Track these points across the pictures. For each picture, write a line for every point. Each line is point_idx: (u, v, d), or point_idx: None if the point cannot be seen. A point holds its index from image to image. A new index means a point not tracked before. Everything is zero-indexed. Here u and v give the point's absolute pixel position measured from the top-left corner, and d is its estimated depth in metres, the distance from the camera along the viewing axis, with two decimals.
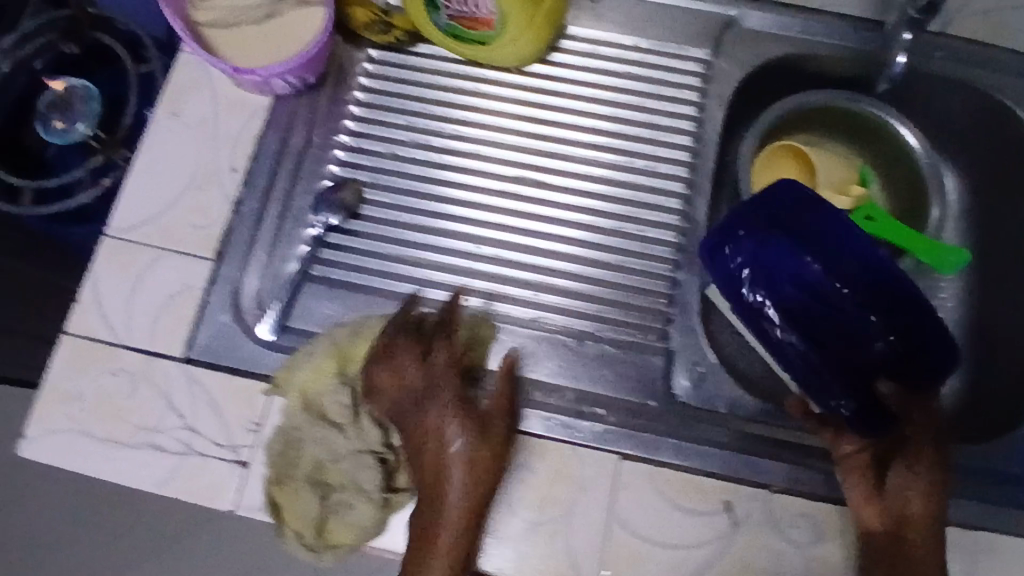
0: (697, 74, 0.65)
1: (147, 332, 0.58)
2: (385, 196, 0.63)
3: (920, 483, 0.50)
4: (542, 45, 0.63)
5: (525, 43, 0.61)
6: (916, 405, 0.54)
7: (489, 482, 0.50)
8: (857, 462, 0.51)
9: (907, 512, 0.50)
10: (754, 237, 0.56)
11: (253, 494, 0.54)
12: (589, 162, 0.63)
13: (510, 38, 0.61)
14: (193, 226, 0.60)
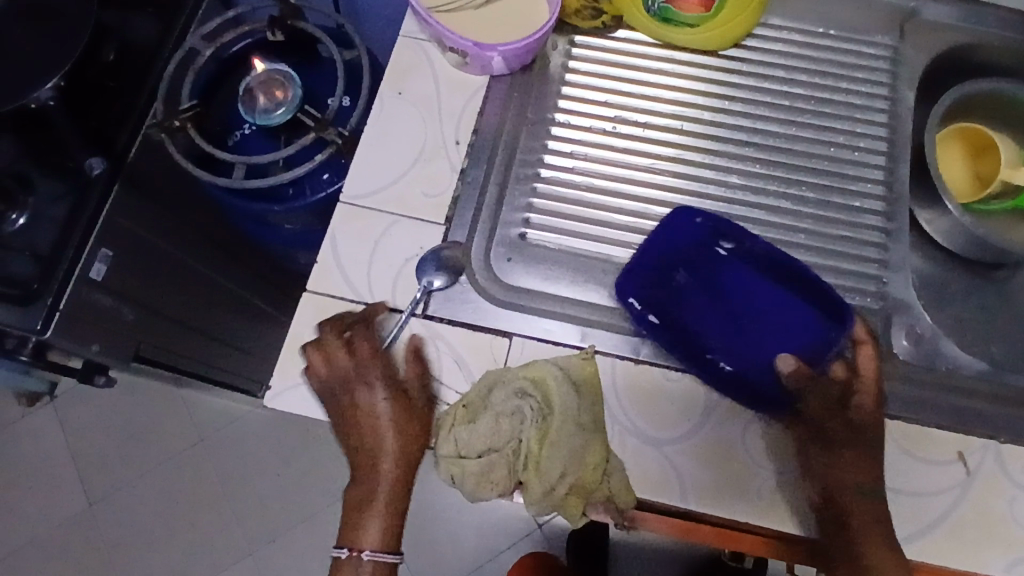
0: (880, 59, 0.69)
1: (388, 290, 0.61)
2: (596, 168, 0.66)
3: (850, 464, 0.53)
4: (735, 36, 0.68)
5: (712, 36, 0.67)
6: (812, 380, 0.56)
7: None
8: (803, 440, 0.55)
9: (841, 487, 0.53)
10: (655, 303, 0.61)
11: (475, 440, 0.54)
12: (792, 137, 0.67)
13: (695, 32, 0.67)
14: (424, 194, 0.64)
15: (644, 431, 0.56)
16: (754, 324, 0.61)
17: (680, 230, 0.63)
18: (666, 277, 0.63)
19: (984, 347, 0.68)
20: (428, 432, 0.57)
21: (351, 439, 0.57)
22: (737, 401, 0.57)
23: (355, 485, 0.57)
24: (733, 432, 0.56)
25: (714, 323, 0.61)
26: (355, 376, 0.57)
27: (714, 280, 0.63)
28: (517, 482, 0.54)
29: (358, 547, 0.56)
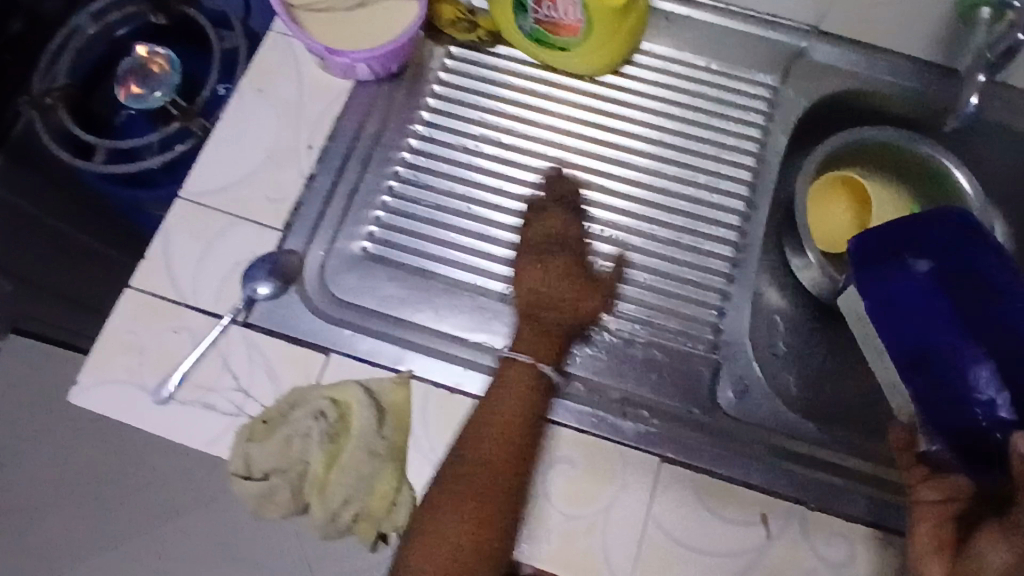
0: (760, 100, 0.67)
1: (212, 294, 0.59)
2: (451, 188, 0.64)
3: (996, 557, 0.44)
4: (612, 62, 0.66)
5: (582, 64, 0.66)
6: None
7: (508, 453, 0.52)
8: (939, 507, 0.51)
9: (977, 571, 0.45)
10: (875, 270, 0.54)
11: (261, 460, 0.53)
12: (653, 172, 0.65)
13: (565, 61, 0.66)
14: (266, 198, 0.62)
15: (445, 464, 0.55)
16: (960, 379, 0.47)
17: (937, 235, 0.53)
18: (937, 305, 0.49)
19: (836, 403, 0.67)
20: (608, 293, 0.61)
21: (536, 266, 0.59)
22: (548, 438, 0.56)
23: (552, 303, 0.58)
24: (535, 472, 0.55)
25: (905, 332, 0.51)
26: (551, 241, 0.61)
27: (977, 320, 0.49)
28: (301, 504, 0.53)
29: (537, 357, 0.56)
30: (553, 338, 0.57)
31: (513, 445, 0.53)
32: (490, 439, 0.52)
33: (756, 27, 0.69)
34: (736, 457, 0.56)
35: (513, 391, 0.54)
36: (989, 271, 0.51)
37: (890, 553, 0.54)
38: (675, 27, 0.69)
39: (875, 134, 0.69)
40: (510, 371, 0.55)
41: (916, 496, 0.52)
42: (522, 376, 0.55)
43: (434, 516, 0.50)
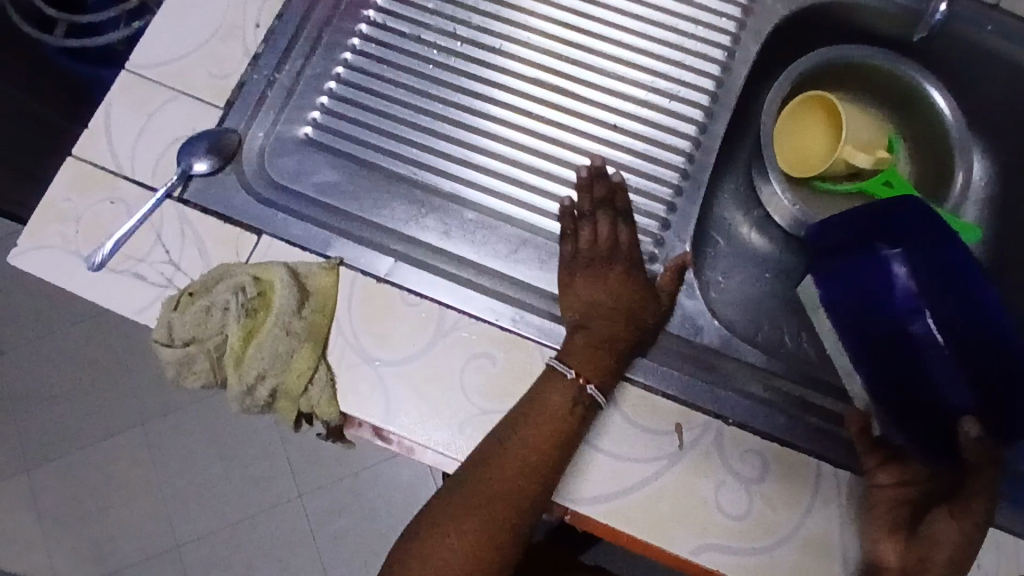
0: (734, 6, 0.64)
1: (150, 168, 0.59)
2: (400, 77, 0.62)
3: (951, 535, 0.47)
4: None
5: None
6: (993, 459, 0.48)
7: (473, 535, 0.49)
8: (891, 493, 0.51)
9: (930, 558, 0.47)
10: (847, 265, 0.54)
11: (182, 329, 0.53)
12: (612, 74, 0.63)
13: None
14: (210, 75, 0.61)
15: (366, 348, 0.55)
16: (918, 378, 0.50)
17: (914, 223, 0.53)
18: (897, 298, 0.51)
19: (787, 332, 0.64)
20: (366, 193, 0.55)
21: (583, 278, 0.56)
22: (469, 335, 0.55)
23: None
24: (452, 365, 0.55)
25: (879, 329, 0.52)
26: (597, 257, 0.56)
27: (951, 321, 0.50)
28: (219, 375, 0.54)
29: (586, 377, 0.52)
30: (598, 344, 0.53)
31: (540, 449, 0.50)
32: (513, 455, 0.50)
33: None
34: (654, 367, 0.56)
35: (551, 420, 0.51)
36: (962, 266, 0.50)
37: (805, 477, 0.53)
38: None
39: (848, 54, 0.66)
40: (557, 389, 0.52)
41: (873, 480, 0.52)
42: (555, 415, 0.51)
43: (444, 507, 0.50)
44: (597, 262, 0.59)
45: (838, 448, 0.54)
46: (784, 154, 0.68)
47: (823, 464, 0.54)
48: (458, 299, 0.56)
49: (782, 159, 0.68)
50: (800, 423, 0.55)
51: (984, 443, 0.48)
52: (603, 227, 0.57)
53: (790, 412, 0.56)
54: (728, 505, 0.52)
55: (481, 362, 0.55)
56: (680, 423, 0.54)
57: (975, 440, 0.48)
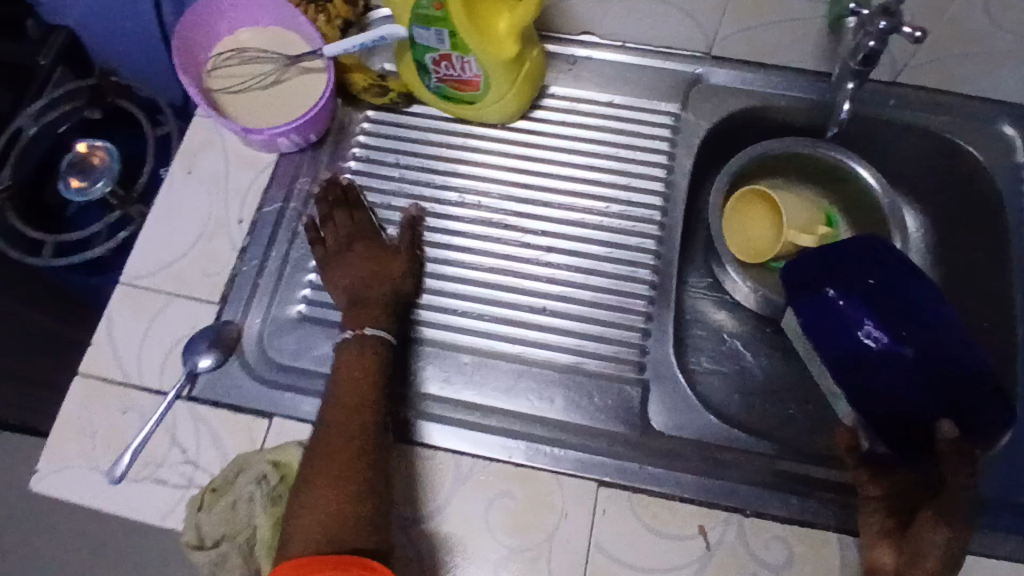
0: (663, 128, 0.71)
1: (157, 371, 0.63)
2: (378, 243, 0.68)
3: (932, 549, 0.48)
4: (522, 106, 0.70)
5: (493, 112, 0.69)
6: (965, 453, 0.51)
7: (328, 489, 0.51)
8: (882, 503, 0.53)
9: (920, 556, 0.48)
10: (806, 294, 0.60)
11: (212, 529, 0.55)
12: (570, 207, 0.69)
13: (476, 110, 0.69)
14: (202, 273, 0.65)
15: None
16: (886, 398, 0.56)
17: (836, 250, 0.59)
18: (848, 311, 0.56)
19: (780, 408, 0.68)
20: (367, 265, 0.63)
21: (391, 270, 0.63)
22: (487, 478, 0.57)
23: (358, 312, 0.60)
24: (476, 510, 0.56)
25: (844, 367, 0.59)
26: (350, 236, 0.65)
27: (932, 344, 0.54)
28: (253, 567, 0.55)
29: (359, 328, 0.59)
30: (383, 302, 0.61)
31: (360, 410, 0.55)
32: (348, 425, 0.54)
33: (653, 61, 0.73)
34: (663, 476, 0.58)
35: (361, 368, 0.57)
36: (919, 297, 0.56)
37: (831, 555, 0.55)
38: (577, 71, 0.73)
39: (771, 149, 0.72)
40: (342, 352, 0.58)
41: (863, 492, 0.55)
42: (356, 363, 0.57)
43: (310, 487, 0.51)
44: (591, 384, 0.63)
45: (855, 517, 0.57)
46: (738, 245, 0.74)
47: (845, 536, 0.56)
48: (471, 444, 0.59)
49: (736, 251, 0.74)
50: (815, 498, 0.57)
51: (960, 440, 0.52)
52: (351, 215, 0.66)
53: (804, 490, 0.58)
54: None
55: (502, 504, 0.57)
56: (703, 526, 0.56)
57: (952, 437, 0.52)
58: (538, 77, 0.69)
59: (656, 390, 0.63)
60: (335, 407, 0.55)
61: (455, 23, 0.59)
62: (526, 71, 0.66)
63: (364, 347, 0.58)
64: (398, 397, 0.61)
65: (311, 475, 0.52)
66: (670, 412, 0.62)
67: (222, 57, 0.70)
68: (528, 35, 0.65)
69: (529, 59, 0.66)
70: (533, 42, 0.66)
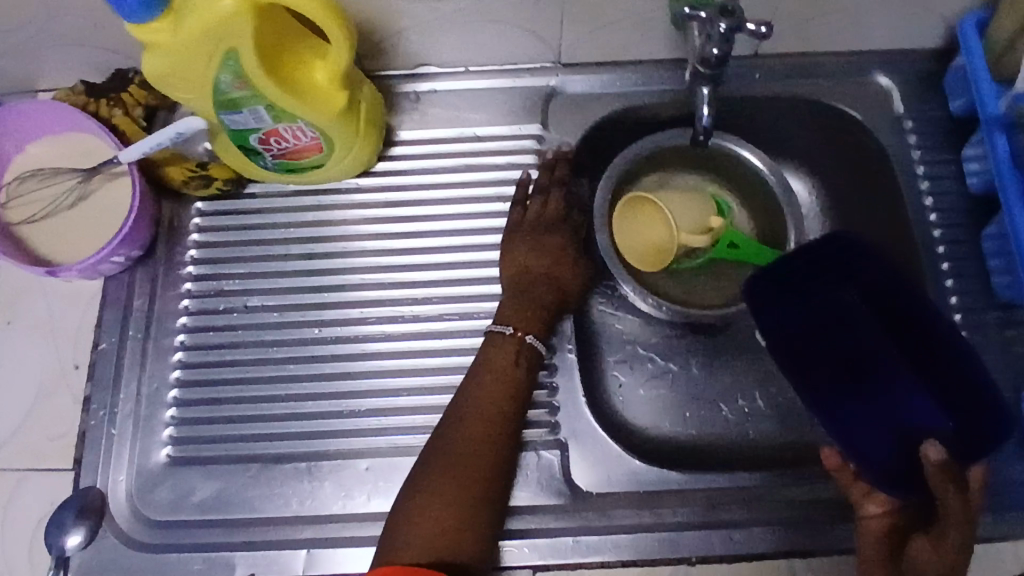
0: (529, 153, 0.65)
1: (24, 564, 0.55)
2: (245, 353, 0.60)
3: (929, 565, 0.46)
4: (371, 154, 0.62)
5: (341, 169, 0.61)
6: (957, 479, 0.44)
7: (455, 488, 0.50)
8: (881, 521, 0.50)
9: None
10: (775, 300, 0.56)
11: None
12: (448, 263, 0.63)
13: (322, 172, 0.61)
14: (49, 437, 0.57)
15: None
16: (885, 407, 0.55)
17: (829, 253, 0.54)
18: (820, 320, 0.56)
19: (713, 411, 0.67)
20: (508, 386, 0.55)
21: (521, 238, 0.61)
22: None
23: (481, 387, 0.54)
24: None
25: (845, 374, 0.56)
26: (541, 222, 0.61)
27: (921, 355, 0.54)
28: None
29: (520, 329, 0.57)
30: (540, 304, 0.58)
31: (498, 413, 0.53)
32: (464, 436, 0.52)
33: (503, 82, 0.66)
34: (599, 542, 0.54)
35: (500, 371, 0.55)
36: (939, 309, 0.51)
37: None
38: (423, 108, 0.66)
39: (641, 150, 0.67)
40: (497, 340, 0.57)
41: (864, 510, 0.52)
42: (501, 365, 0.55)
43: (419, 502, 0.50)
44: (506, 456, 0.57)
45: (802, 535, 0.54)
46: (633, 257, 0.69)
47: (790, 558, 0.54)
48: None
49: (631, 266, 0.69)
50: (760, 526, 0.54)
51: (948, 462, 0.44)
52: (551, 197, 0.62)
53: (750, 516, 0.55)
54: None
55: None
56: None
57: (940, 464, 0.44)
58: (378, 118, 0.60)
59: (577, 446, 0.58)
60: (464, 435, 0.52)
61: (265, 93, 0.49)
62: (361, 119, 0.58)
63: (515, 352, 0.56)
64: (299, 527, 0.55)
65: (422, 491, 0.50)
66: (596, 469, 0.57)
67: (15, 181, 0.61)
68: (353, 76, 0.56)
69: (361, 104, 0.57)
70: (360, 80, 0.57)
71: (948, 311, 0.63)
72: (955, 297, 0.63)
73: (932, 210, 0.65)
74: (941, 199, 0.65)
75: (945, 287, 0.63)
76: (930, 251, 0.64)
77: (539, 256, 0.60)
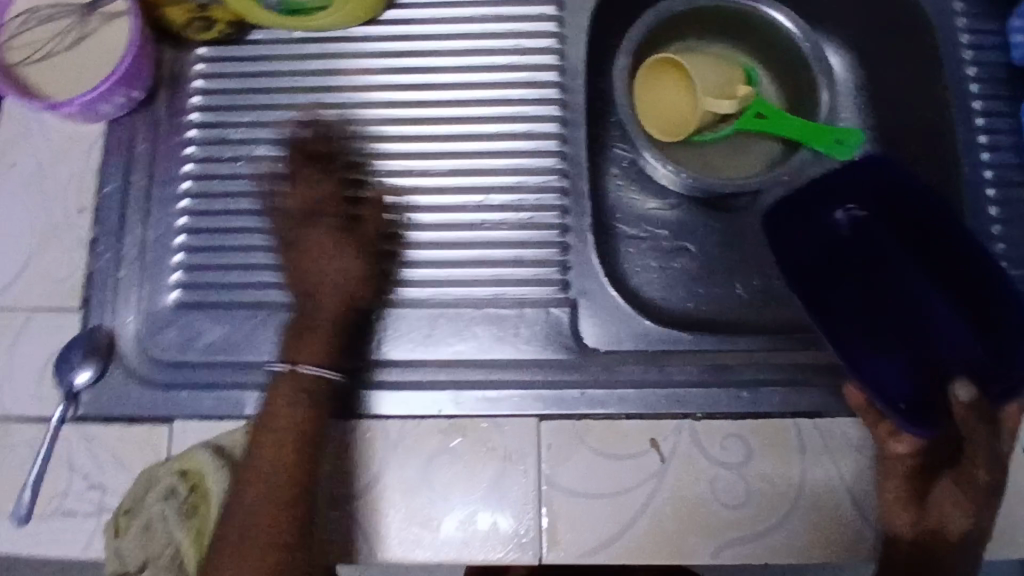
0: (547, 6, 0.62)
1: (37, 400, 0.56)
2: (249, 204, 0.59)
3: (956, 502, 0.46)
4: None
5: (348, 14, 0.59)
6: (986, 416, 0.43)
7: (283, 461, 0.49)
8: (900, 463, 0.48)
9: (943, 527, 0.47)
10: (794, 217, 0.53)
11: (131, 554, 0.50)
12: (459, 119, 0.60)
13: (327, 18, 0.58)
14: (55, 280, 0.57)
15: (321, 493, 0.52)
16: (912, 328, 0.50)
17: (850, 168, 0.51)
18: (833, 242, 0.53)
19: (724, 290, 0.64)
20: (309, 424, 0.51)
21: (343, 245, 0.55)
22: (422, 432, 0.54)
23: (289, 399, 0.51)
24: (416, 470, 0.53)
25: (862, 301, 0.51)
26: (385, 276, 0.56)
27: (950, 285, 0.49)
28: None
29: (297, 365, 0.52)
30: (323, 331, 0.53)
31: (287, 472, 0.49)
32: (270, 479, 0.49)
33: None
34: (606, 395, 0.54)
35: (290, 421, 0.51)
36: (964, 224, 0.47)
37: (788, 442, 0.52)
38: None
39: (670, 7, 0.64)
40: (285, 382, 0.52)
41: (887, 452, 0.49)
42: (295, 413, 0.51)
43: (237, 506, 0.48)
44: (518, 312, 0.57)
45: (808, 397, 0.54)
46: (656, 128, 0.66)
47: (798, 419, 0.53)
48: (396, 403, 0.55)
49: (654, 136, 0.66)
50: (766, 386, 0.54)
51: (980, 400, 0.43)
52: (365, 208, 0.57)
53: (756, 378, 0.54)
54: (727, 500, 0.52)
55: (444, 457, 0.53)
56: (652, 439, 0.53)
57: (968, 404, 0.42)
58: None
59: (587, 306, 0.57)
60: (269, 467, 0.49)
61: None
62: None
63: (306, 390, 0.52)
64: None
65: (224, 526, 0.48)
66: (604, 328, 0.57)
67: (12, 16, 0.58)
68: None
69: None
70: None
71: (980, 185, 0.59)
72: (989, 170, 0.59)
73: (972, 79, 0.61)
74: (982, 68, 0.61)
75: (980, 159, 0.60)
76: (967, 122, 0.60)
77: (333, 262, 0.55)
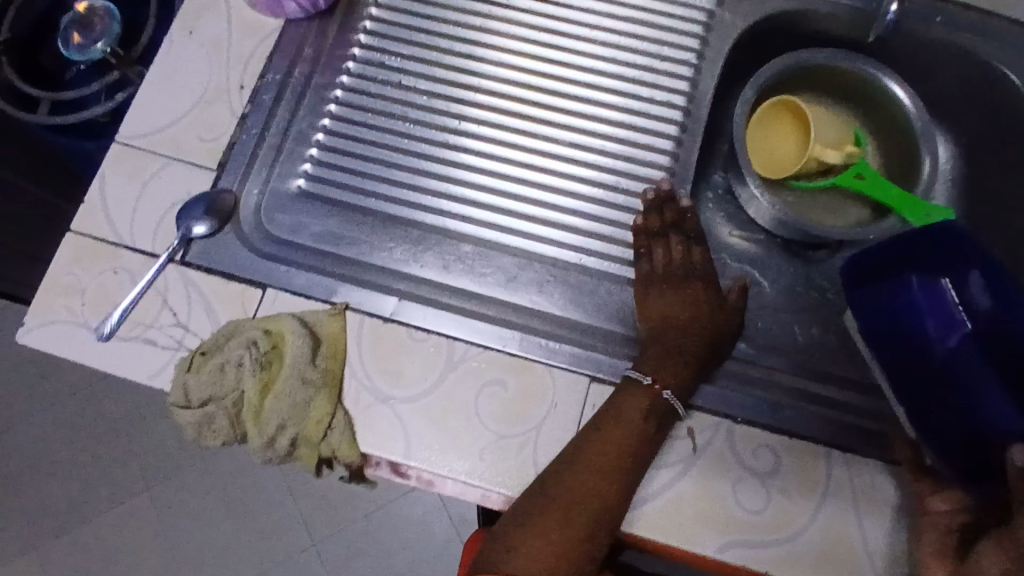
0: (695, 25, 0.67)
1: (149, 236, 0.61)
2: (385, 123, 0.65)
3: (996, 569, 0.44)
4: None
5: None
6: None
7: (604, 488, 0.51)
8: (941, 521, 0.50)
9: None
10: (865, 278, 0.54)
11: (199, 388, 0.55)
12: (589, 101, 0.66)
13: None
14: (199, 139, 0.63)
15: (379, 388, 0.56)
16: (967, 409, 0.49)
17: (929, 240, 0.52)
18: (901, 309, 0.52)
19: (782, 326, 0.67)
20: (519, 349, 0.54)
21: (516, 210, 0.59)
22: (480, 363, 0.57)
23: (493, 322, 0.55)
24: (467, 392, 0.56)
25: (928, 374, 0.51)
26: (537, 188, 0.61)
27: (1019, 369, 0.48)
28: (239, 432, 0.56)
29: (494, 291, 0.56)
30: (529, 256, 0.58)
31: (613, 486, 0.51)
32: (583, 475, 0.51)
33: None
34: None
35: (622, 430, 0.53)
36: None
37: (816, 466, 0.55)
38: None
39: (806, 59, 0.68)
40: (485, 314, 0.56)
41: (926, 508, 0.52)
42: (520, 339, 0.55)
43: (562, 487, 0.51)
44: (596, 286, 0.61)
45: (843, 433, 0.57)
46: (759, 164, 0.71)
47: (831, 449, 0.56)
48: (464, 329, 0.58)
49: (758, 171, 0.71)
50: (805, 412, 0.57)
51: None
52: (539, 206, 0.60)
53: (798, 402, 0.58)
54: (747, 503, 0.54)
55: (494, 390, 0.56)
56: (690, 428, 0.56)
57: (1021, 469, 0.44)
58: None
59: None
60: (583, 467, 0.51)
61: None
62: None
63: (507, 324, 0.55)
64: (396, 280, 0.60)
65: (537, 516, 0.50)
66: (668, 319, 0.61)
67: None
68: None
69: None
70: None
71: None
72: None
73: None
74: None
75: None
76: None
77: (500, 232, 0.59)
